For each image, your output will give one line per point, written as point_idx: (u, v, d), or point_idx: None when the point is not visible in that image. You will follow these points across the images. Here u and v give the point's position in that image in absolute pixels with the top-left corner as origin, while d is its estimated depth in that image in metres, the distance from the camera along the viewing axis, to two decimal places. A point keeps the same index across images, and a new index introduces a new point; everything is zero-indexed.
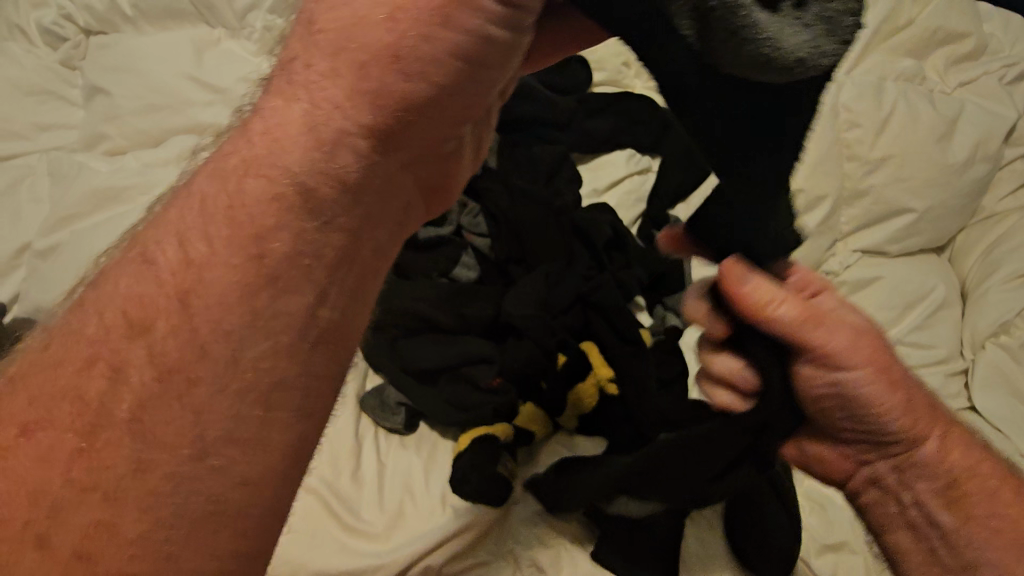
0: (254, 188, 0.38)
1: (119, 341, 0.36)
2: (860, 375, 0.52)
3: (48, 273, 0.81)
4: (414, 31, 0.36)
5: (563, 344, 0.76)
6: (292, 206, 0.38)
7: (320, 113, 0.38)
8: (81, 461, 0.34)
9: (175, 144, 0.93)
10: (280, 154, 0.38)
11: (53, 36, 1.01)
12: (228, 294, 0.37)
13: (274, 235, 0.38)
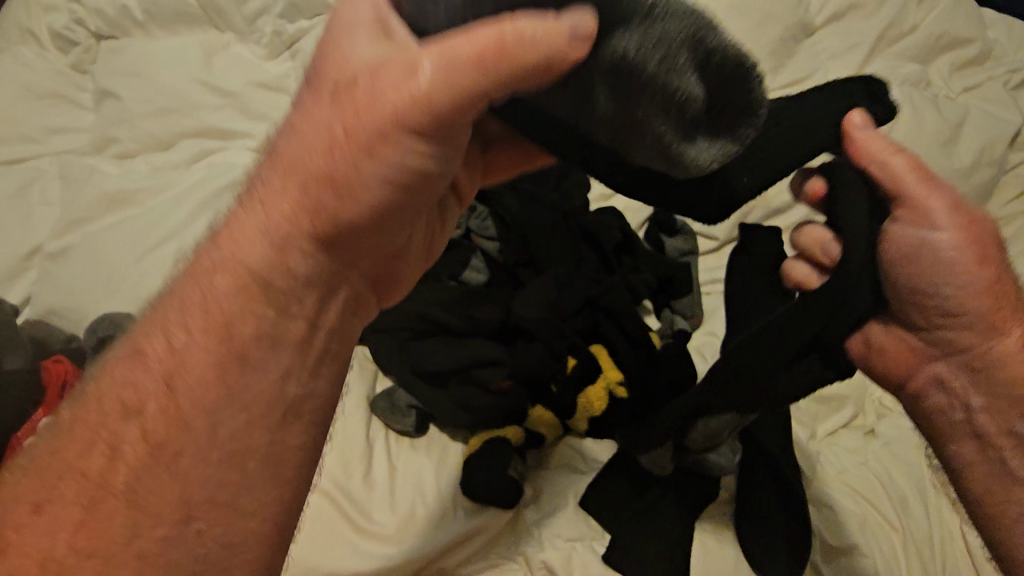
0: (220, 279, 0.44)
1: (116, 424, 0.41)
2: (949, 242, 0.54)
3: (61, 276, 0.82)
4: (347, 158, 0.43)
5: (573, 347, 0.77)
6: (253, 293, 0.43)
7: (272, 218, 0.44)
8: (82, 532, 0.38)
9: (186, 147, 0.94)
10: (239, 253, 0.44)
11: (64, 40, 1.02)
12: (204, 371, 0.42)
13: (240, 318, 0.43)
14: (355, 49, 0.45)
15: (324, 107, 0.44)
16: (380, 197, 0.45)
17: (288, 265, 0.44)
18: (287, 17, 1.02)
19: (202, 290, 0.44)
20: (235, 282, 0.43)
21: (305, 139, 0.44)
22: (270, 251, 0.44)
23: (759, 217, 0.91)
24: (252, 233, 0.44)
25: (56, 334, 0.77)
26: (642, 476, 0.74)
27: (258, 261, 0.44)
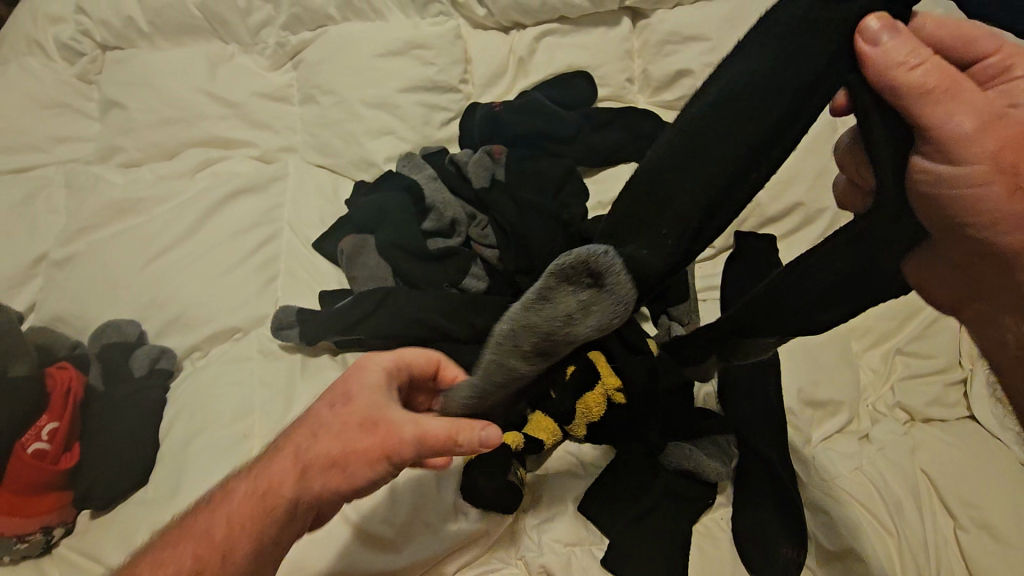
0: (233, 507, 0.50)
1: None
2: (985, 165, 0.47)
3: (67, 283, 0.83)
4: (365, 472, 0.51)
5: (573, 354, 0.75)
6: (245, 533, 0.49)
7: (279, 467, 0.52)
8: None
9: (191, 157, 0.96)
10: (251, 491, 0.51)
11: (70, 51, 1.03)
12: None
13: (230, 542, 0.48)
14: (380, 370, 0.56)
15: (333, 414, 0.53)
16: (364, 478, 0.50)
17: (279, 513, 0.50)
18: (290, 28, 1.03)
19: (216, 513, 0.51)
20: (241, 517, 0.50)
21: (327, 423, 0.53)
22: (268, 499, 0.50)
23: (753, 226, 0.93)
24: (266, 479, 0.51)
25: (60, 342, 0.77)
26: (640, 481, 0.75)
27: (258, 500, 0.50)
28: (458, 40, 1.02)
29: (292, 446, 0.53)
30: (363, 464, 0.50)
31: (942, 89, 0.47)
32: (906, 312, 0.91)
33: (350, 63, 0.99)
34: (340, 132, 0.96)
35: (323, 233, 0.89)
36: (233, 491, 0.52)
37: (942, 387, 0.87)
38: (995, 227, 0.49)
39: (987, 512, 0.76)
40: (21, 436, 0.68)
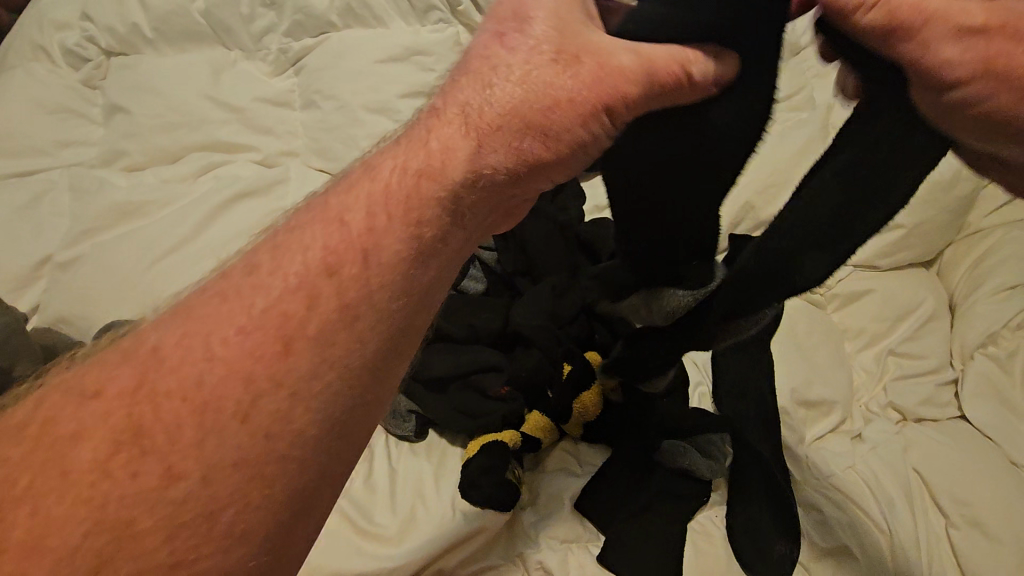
0: (296, 279, 0.39)
1: (133, 419, 0.34)
2: None
3: (69, 284, 0.84)
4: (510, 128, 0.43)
5: (569, 353, 0.77)
6: (322, 310, 0.38)
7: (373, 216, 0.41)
8: (118, 473, 0.32)
9: (193, 160, 0.97)
10: (319, 262, 0.39)
11: (75, 56, 1.05)
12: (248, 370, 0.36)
13: (301, 324, 0.37)
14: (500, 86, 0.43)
15: (452, 144, 0.43)
16: (552, 139, 0.43)
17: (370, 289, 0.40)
18: (292, 35, 1.05)
19: (269, 280, 0.39)
20: (309, 291, 0.38)
21: (454, 150, 0.43)
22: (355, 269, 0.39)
23: (746, 230, 0.95)
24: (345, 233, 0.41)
25: (64, 343, 0.78)
26: (634, 480, 0.76)
27: (340, 280, 0.39)
28: (457, 47, 1.04)
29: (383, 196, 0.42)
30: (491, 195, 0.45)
31: None
32: (897, 314, 0.93)
33: (351, 69, 1.01)
34: (340, 136, 0.97)
35: None
36: (297, 245, 0.40)
37: (934, 387, 0.88)
38: None
39: (979, 509, 0.77)
40: None
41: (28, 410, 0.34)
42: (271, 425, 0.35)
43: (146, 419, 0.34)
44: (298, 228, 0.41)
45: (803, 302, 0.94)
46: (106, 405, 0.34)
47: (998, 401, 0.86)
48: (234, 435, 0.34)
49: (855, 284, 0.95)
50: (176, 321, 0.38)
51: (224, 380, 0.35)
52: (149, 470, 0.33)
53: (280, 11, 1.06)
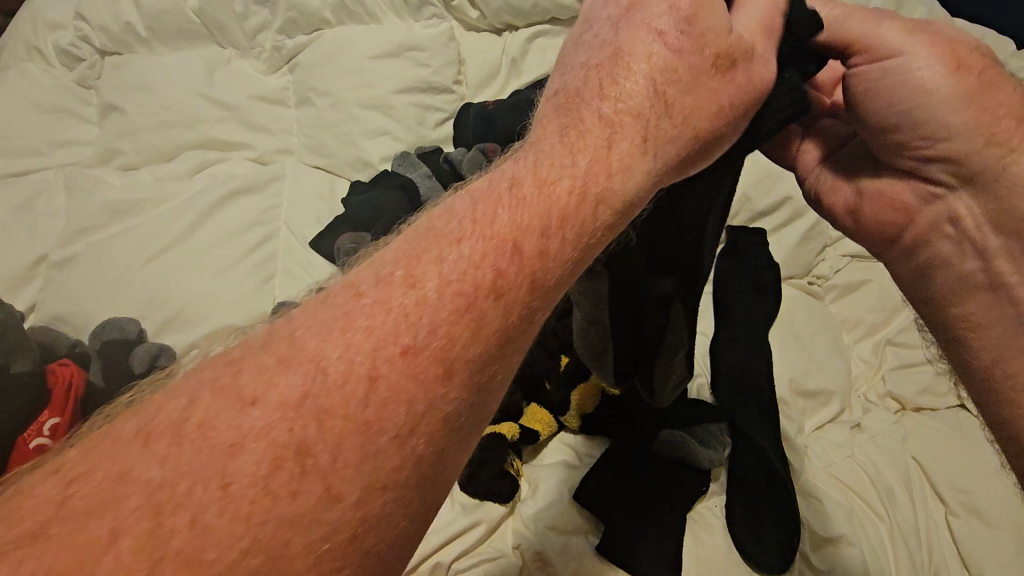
0: (359, 354, 0.31)
1: (390, 354, 0.31)
2: (876, 192, 0.59)
3: (64, 284, 0.85)
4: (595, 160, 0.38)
5: (566, 346, 0.77)
6: (448, 398, 0.32)
7: (468, 279, 0.33)
8: (253, 526, 0.27)
9: (187, 159, 0.98)
10: (428, 341, 0.32)
11: (70, 56, 1.08)
12: (356, 452, 0.29)
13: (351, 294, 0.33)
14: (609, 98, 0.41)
15: (628, 160, 0.39)
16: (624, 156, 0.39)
17: (442, 399, 0.32)
18: (286, 33, 1.06)
19: None
20: (356, 374, 0.31)
21: None
22: (440, 353, 0.32)
23: (743, 220, 0.97)
24: (442, 349, 0.32)
25: (61, 340, 0.79)
26: (633, 469, 0.76)
27: (434, 345, 0.32)
28: (451, 43, 1.04)
29: (573, 268, 0.37)
30: (466, 200, 0.37)
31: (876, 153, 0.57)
32: (897, 303, 0.92)
33: (345, 65, 1.01)
34: (335, 133, 0.98)
35: (320, 232, 0.92)
36: (393, 262, 0.34)
37: (935, 376, 0.86)
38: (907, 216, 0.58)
39: (978, 497, 0.76)
40: (23, 431, 0.70)
41: (181, 407, 0.29)
42: (381, 491, 0.30)
43: (380, 377, 0.31)
44: (419, 240, 0.35)
45: (799, 293, 0.94)
46: (270, 414, 0.29)
47: None
48: (389, 458, 0.30)
49: (853, 274, 0.94)
50: (271, 362, 0.31)
51: (343, 443, 0.29)
52: (251, 461, 0.28)
53: (274, 8, 1.06)
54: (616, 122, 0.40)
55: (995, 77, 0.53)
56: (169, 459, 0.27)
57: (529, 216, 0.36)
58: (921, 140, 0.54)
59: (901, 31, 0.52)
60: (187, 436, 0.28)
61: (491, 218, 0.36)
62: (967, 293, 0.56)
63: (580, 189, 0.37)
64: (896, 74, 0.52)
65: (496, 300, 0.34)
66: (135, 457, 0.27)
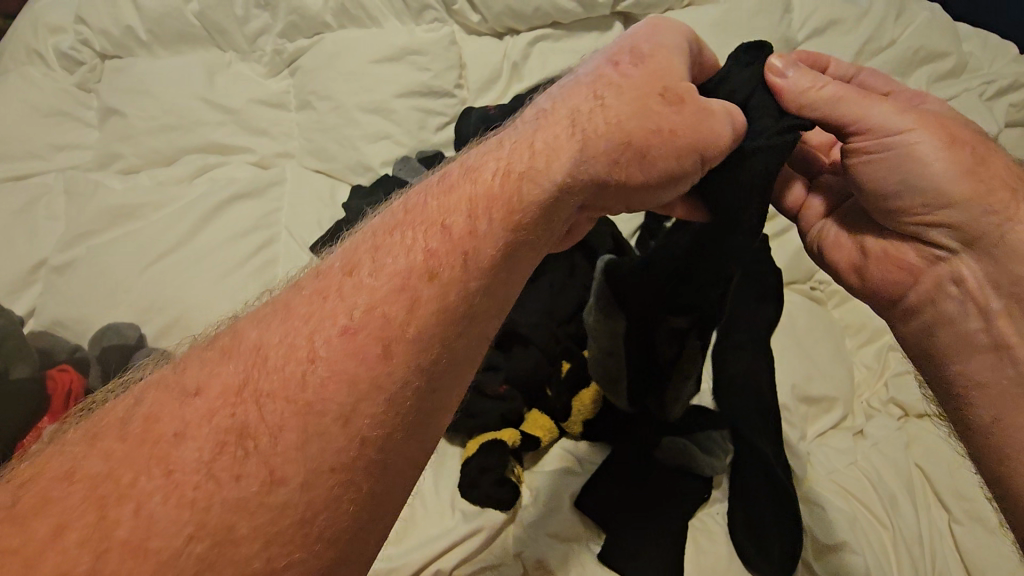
0: (299, 340, 0.37)
1: (327, 339, 0.37)
2: (878, 252, 0.60)
3: (64, 288, 0.85)
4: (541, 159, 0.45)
5: (568, 351, 0.77)
6: (385, 373, 0.37)
7: (398, 271, 0.40)
8: (197, 501, 0.32)
9: (187, 162, 0.98)
10: (362, 323, 0.38)
11: (70, 59, 1.07)
12: (296, 435, 0.35)
13: (295, 300, 0.40)
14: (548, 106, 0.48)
15: (554, 144, 0.45)
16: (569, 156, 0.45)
17: (381, 374, 0.37)
18: (287, 36, 1.05)
19: None
20: (297, 356, 0.37)
21: None
22: (376, 334, 0.38)
23: None
24: (380, 328, 0.38)
25: (60, 345, 0.79)
26: (633, 475, 0.76)
27: (371, 324, 0.38)
28: (453, 46, 1.04)
29: (509, 241, 0.43)
30: (399, 209, 0.45)
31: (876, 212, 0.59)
32: None
33: (345, 70, 1.01)
34: (335, 136, 0.98)
35: (320, 236, 0.91)
36: (334, 265, 0.41)
37: None
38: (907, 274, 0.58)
39: (983, 504, 0.76)
40: (24, 437, 0.70)
41: (126, 409, 0.36)
42: (326, 464, 0.35)
43: (315, 359, 0.37)
44: (355, 246, 0.42)
45: (801, 298, 0.94)
46: (211, 403, 0.35)
47: None
48: (335, 436, 0.35)
49: None
50: (215, 357, 0.37)
51: (282, 425, 0.35)
52: (191, 451, 0.33)
53: (274, 11, 1.05)
54: (545, 120, 0.47)
55: (989, 152, 0.55)
56: (112, 455, 0.33)
57: (467, 200, 0.43)
58: (921, 206, 0.55)
59: (891, 113, 0.55)
60: (135, 431, 0.34)
61: (422, 207, 0.43)
62: (973, 354, 0.54)
63: (505, 167, 0.44)
64: (888, 150, 0.55)
65: (431, 281, 0.40)
66: (86, 455, 0.33)
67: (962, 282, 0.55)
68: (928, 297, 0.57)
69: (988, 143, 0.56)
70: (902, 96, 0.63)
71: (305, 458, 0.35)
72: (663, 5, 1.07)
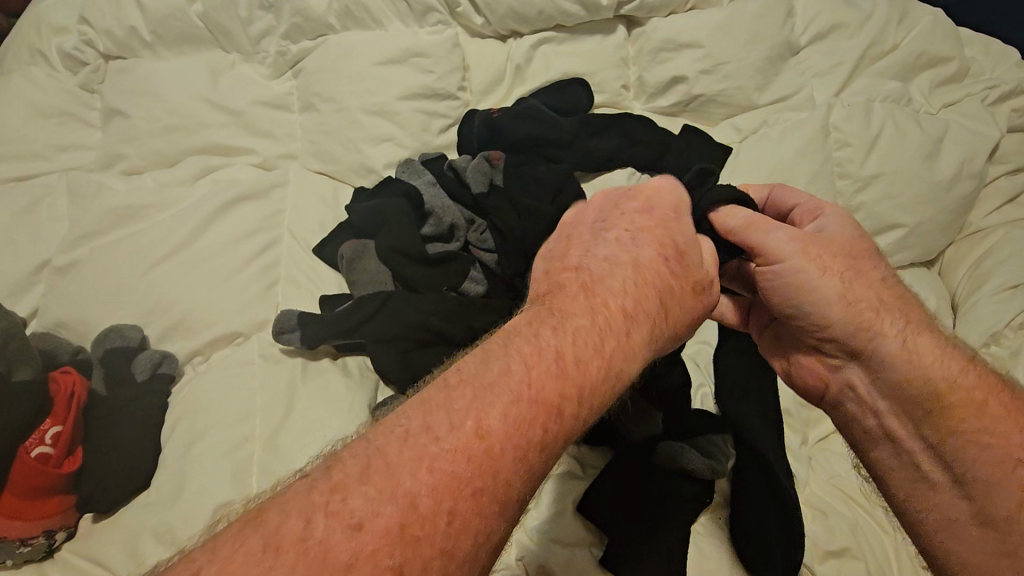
0: (441, 492, 0.35)
1: (462, 491, 0.36)
2: (811, 369, 0.63)
3: (67, 290, 0.85)
4: (619, 333, 0.46)
5: None
6: (499, 533, 0.37)
7: (523, 436, 0.39)
8: None
9: (191, 164, 0.98)
10: (493, 486, 0.37)
11: (73, 60, 1.07)
12: (438, 567, 0.34)
13: (426, 440, 0.37)
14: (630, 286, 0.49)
15: (633, 321, 0.47)
16: (639, 331, 0.47)
17: (497, 531, 0.37)
18: (291, 38, 1.05)
19: None
20: (440, 511, 0.35)
21: None
22: (502, 491, 0.38)
23: None
24: (501, 490, 0.38)
25: (63, 346, 0.80)
26: (634, 479, 0.76)
27: (496, 491, 0.37)
28: (456, 49, 1.03)
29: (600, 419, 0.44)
30: (518, 359, 0.42)
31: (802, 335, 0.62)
32: None
33: (349, 71, 1.01)
34: (338, 138, 0.98)
35: (323, 239, 0.91)
36: (461, 415, 0.39)
37: None
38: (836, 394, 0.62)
39: None
40: (24, 441, 0.70)
41: None
42: None
43: (455, 510, 0.35)
44: (480, 391, 0.40)
45: None
46: (377, 540, 0.33)
47: None
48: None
49: None
50: (369, 486, 0.35)
51: (429, 569, 0.34)
52: (361, 573, 0.32)
53: (277, 12, 1.05)
54: (636, 312, 0.48)
55: (892, 285, 0.59)
56: (294, 571, 0.31)
57: (576, 370, 0.43)
58: (827, 336, 0.59)
59: (802, 244, 0.57)
60: (311, 553, 0.32)
61: (539, 378, 0.41)
62: (913, 478, 0.56)
63: (607, 360, 0.45)
64: (796, 272, 0.57)
65: (546, 463, 0.40)
66: (268, 566, 0.31)
67: (857, 390, 0.59)
68: (864, 411, 0.59)
69: (896, 279, 0.60)
70: (804, 212, 0.63)
71: None
72: (666, 8, 1.07)
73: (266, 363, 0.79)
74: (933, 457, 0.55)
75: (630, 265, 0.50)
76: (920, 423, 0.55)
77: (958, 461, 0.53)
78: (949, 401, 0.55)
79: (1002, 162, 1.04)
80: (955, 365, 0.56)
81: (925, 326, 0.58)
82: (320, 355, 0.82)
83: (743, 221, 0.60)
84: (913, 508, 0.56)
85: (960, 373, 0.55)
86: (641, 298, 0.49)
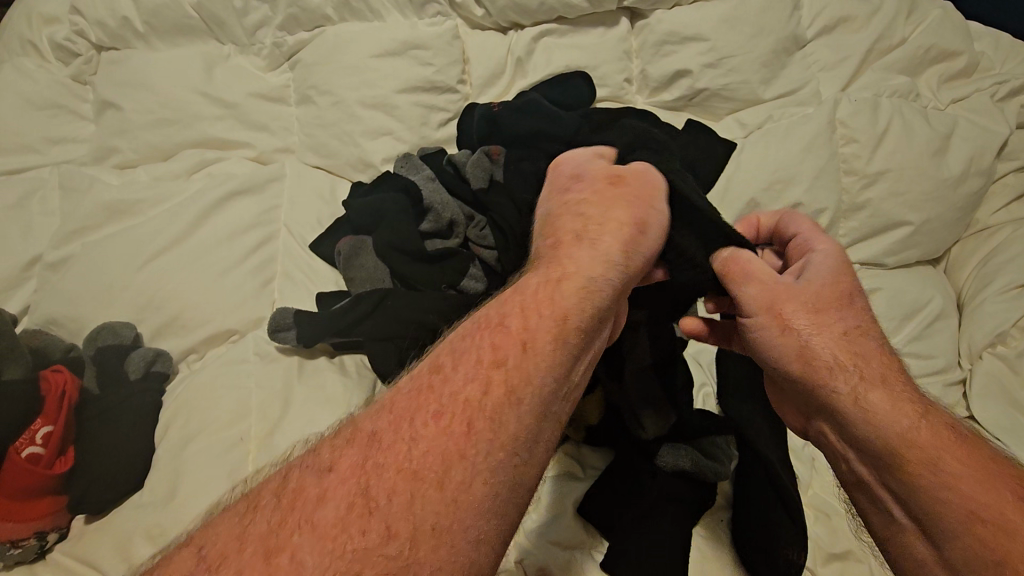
0: (400, 422, 0.43)
1: (424, 415, 0.43)
2: (795, 412, 0.63)
3: (59, 286, 0.83)
4: (552, 271, 0.56)
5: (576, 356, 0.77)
6: (471, 450, 0.42)
7: (470, 360, 0.47)
8: (332, 548, 0.36)
9: (187, 158, 0.97)
10: (450, 402, 0.44)
11: (65, 51, 1.05)
12: (410, 487, 0.39)
13: (390, 395, 0.46)
14: (558, 246, 0.59)
15: (568, 261, 0.57)
16: (576, 262, 0.56)
17: (467, 447, 0.42)
18: (287, 29, 1.03)
19: None
20: (400, 436, 0.42)
21: None
22: (461, 411, 0.43)
23: None
24: (464, 401, 0.44)
25: (54, 345, 0.78)
26: (633, 479, 0.75)
27: (455, 405, 0.44)
28: (456, 41, 1.01)
29: (559, 332, 0.50)
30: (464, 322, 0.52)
31: (773, 381, 0.63)
32: (906, 312, 0.91)
33: (346, 64, 0.98)
34: (336, 132, 0.96)
35: (320, 235, 0.90)
36: (416, 367, 0.48)
37: (941, 387, 0.87)
38: (812, 436, 0.61)
39: None
40: (14, 440, 0.69)
41: None
42: (427, 516, 0.39)
43: (416, 434, 0.42)
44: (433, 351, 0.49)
45: None
46: (343, 473, 0.40)
47: (1011, 403, 0.83)
48: (432, 497, 0.39)
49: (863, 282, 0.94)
50: (341, 442, 0.42)
51: (394, 485, 0.39)
52: (333, 503, 0.38)
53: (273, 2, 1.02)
54: (567, 255, 0.58)
55: (856, 336, 0.58)
56: (273, 516, 0.38)
57: (519, 304, 0.52)
58: (788, 380, 0.59)
59: (767, 292, 0.59)
60: (288, 495, 0.39)
61: (482, 319, 0.51)
62: (887, 524, 0.54)
63: (546, 284, 0.54)
64: (755, 328, 0.60)
65: (501, 374, 0.46)
66: (253, 518, 0.38)
67: (827, 437, 0.58)
68: (836, 459, 0.59)
69: (864, 329, 0.58)
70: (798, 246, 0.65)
71: (412, 514, 0.38)
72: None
73: (261, 361, 0.78)
74: (898, 502, 0.52)
75: (558, 227, 0.62)
76: (882, 474, 0.53)
77: (923, 512, 0.50)
78: (910, 456, 0.52)
79: (1012, 159, 1.02)
80: (908, 418, 0.53)
81: (882, 377, 0.56)
82: (316, 354, 0.81)
83: (729, 262, 0.63)
84: (893, 557, 0.53)
85: (914, 427, 0.53)
86: (572, 245, 0.59)
